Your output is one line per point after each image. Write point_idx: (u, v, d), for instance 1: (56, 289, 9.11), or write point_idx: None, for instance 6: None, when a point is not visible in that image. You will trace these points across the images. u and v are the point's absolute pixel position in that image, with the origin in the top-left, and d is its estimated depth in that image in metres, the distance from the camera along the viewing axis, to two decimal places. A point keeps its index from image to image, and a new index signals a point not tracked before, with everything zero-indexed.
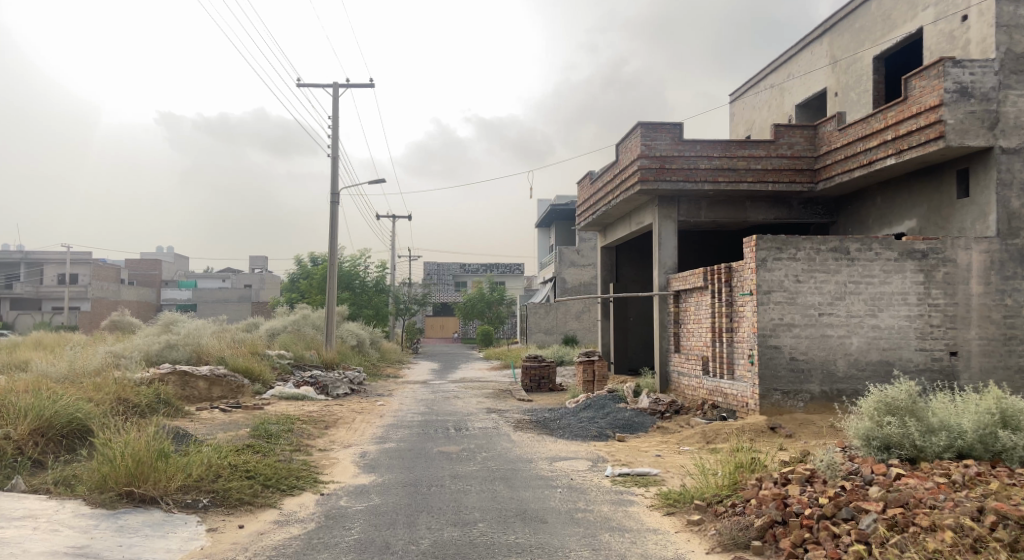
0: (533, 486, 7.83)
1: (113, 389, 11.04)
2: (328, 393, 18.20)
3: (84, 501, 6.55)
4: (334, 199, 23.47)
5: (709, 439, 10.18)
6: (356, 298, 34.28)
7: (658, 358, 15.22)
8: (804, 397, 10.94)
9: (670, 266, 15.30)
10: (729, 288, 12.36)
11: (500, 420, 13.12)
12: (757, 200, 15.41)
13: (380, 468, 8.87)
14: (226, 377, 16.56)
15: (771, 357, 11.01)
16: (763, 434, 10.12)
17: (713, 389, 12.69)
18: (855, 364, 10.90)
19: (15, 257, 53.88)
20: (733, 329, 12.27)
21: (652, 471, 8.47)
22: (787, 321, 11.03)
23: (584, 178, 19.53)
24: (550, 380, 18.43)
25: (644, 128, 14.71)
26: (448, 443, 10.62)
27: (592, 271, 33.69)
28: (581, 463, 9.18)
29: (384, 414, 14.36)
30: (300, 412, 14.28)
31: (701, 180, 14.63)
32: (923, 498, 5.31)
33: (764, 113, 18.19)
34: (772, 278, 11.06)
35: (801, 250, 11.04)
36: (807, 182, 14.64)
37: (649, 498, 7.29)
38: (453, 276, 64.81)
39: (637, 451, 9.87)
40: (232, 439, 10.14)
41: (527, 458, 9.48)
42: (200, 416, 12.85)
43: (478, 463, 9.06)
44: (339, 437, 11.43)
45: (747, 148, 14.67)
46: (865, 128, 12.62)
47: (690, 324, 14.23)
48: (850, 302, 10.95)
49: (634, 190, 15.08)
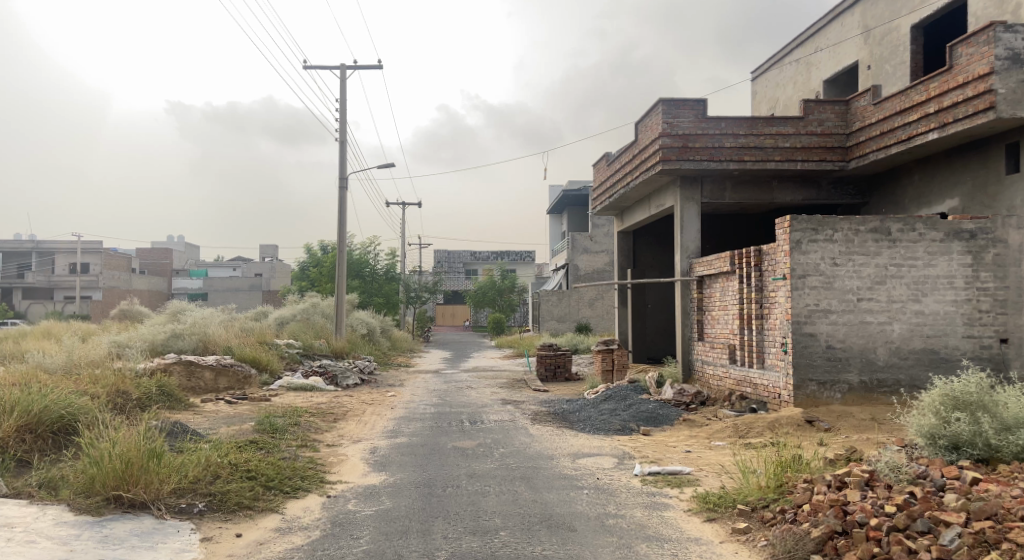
0: (557, 487, 7.20)
1: (111, 381, 10.52)
2: (338, 383, 17.65)
3: (68, 506, 5.96)
4: (343, 185, 22.89)
5: (742, 433, 9.55)
6: (366, 286, 33.78)
7: (681, 346, 14.54)
8: (842, 388, 10.25)
9: (694, 250, 14.62)
10: (759, 272, 11.67)
11: (517, 412, 12.51)
12: (785, 180, 14.69)
13: (391, 467, 8.27)
14: (232, 367, 16.03)
15: (806, 345, 10.32)
16: (801, 429, 9.46)
17: (741, 379, 12.04)
18: (897, 353, 10.20)
19: (26, 246, 53.40)
20: (764, 316, 11.59)
21: (684, 469, 7.82)
22: (824, 307, 10.33)
23: (600, 161, 18.82)
24: (566, 369, 17.81)
25: (666, 105, 14.00)
26: (464, 438, 10.01)
27: (606, 258, 32.97)
28: (606, 460, 8.57)
29: (396, 405, 13.77)
30: (308, 403, 13.75)
31: (726, 159, 13.93)
32: (1013, 508, 4.76)
33: (789, 89, 17.40)
34: (807, 261, 10.37)
35: (838, 231, 10.34)
36: (839, 160, 13.88)
37: (685, 501, 6.66)
38: (463, 264, 64.23)
39: (666, 448, 9.23)
40: (234, 435, 9.57)
41: (548, 454, 8.86)
42: (204, 409, 12.32)
43: (496, 461, 8.45)
44: (347, 431, 10.85)
45: (775, 125, 13.94)
46: (905, 101, 11.90)
47: (715, 310, 13.55)
48: (892, 286, 10.24)
49: (656, 171, 14.35)
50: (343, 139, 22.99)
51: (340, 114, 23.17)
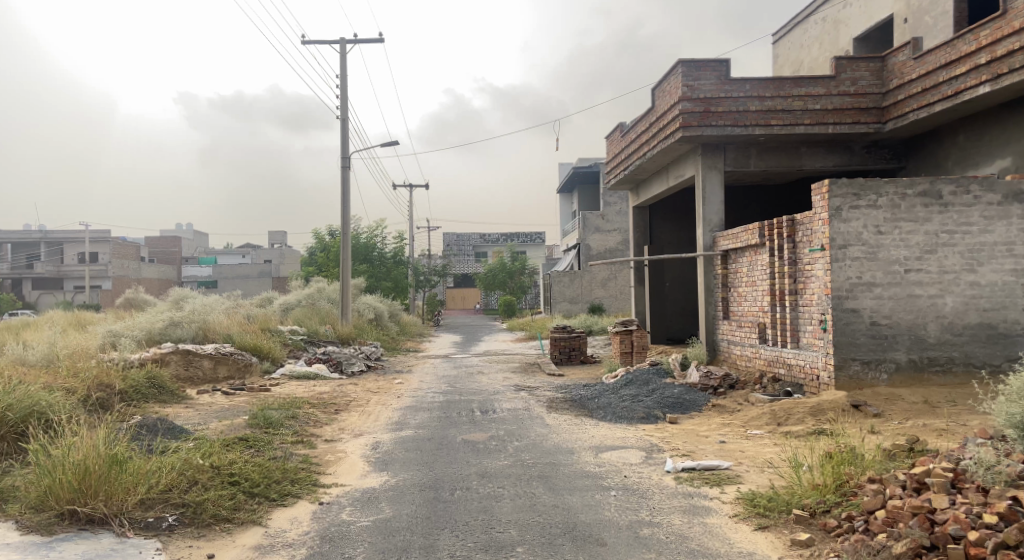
0: (579, 489, 6.33)
1: (93, 373, 9.73)
2: (342, 370, 16.84)
3: (16, 523, 5.16)
4: (345, 164, 22.00)
5: (780, 420, 8.66)
6: (374, 271, 32.92)
7: (704, 325, 13.65)
8: (888, 367, 9.33)
9: (717, 223, 13.71)
10: (792, 244, 10.70)
11: (531, 399, 11.66)
12: (815, 145, 13.71)
13: (393, 466, 7.42)
14: (233, 355, 15.29)
15: (848, 322, 9.39)
16: (846, 414, 8.54)
17: (773, 359, 11.12)
18: (950, 329, 9.27)
19: (36, 236, 52.98)
20: (799, 291, 10.63)
21: (722, 464, 6.93)
22: (867, 279, 9.38)
23: (614, 132, 17.82)
24: (581, 352, 16.96)
25: (686, 67, 13.03)
26: (474, 431, 9.16)
27: (619, 236, 31.93)
28: (633, 453, 7.69)
29: (404, 394, 12.94)
30: (310, 393, 12.95)
31: (751, 124, 12.98)
32: None
33: (814, 50, 16.32)
34: (848, 230, 9.40)
35: (883, 196, 9.36)
36: (874, 122, 12.86)
37: (729, 504, 5.77)
38: (473, 246, 63.10)
39: (697, 439, 8.36)
40: (223, 432, 8.77)
41: (567, 448, 8.00)
42: (198, 402, 11.53)
43: (510, 457, 7.60)
44: (349, 424, 10.02)
45: (804, 86, 12.92)
46: (950, 53, 11.05)
47: (741, 286, 12.61)
48: (944, 255, 9.29)
49: (675, 138, 13.43)
50: (344, 117, 22.07)
51: (341, 90, 22.23)
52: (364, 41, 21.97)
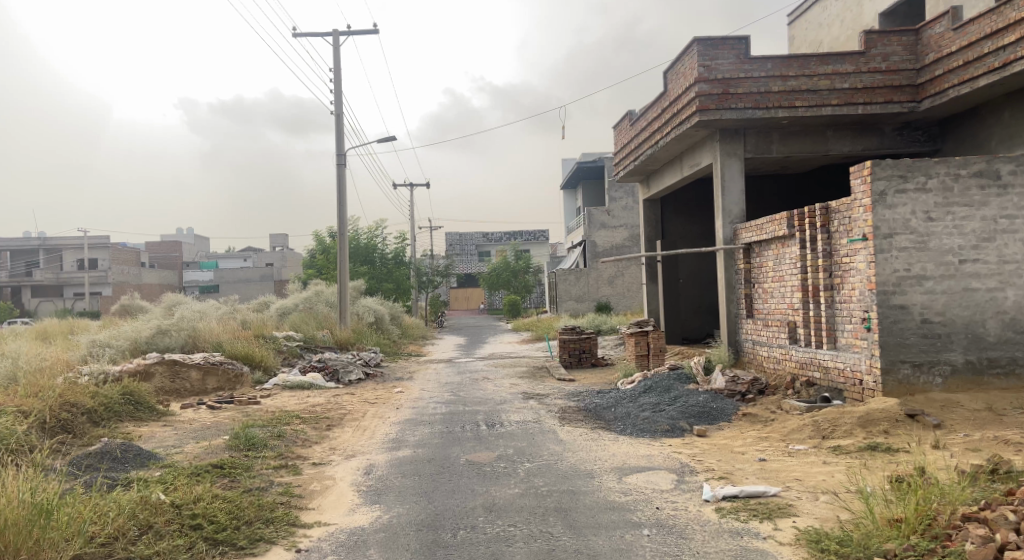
0: (605, 527, 5.38)
1: (56, 392, 8.77)
2: (339, 379, 15.83)
3: None
4: (341, 162, 21.01)
5: (826, 433, 7.66)
6: (375, 272, 31.88)
7: (726, 325, 12.65)
8: (943, 370, 8.32)
9: (737, 214, 12.72)
10: (827, 235, 9.70)
11: (541, 410, 10.65)
12: (842, 128, 12.74)
13: (388, 497, 6.42)
14: (222, 365, 14.33)
15: (896, 321, 8.37)
16: (902, 425, 7.54)
17: (805, 362, 10.13)
18: (1011, 326, 8.30)
19: (34, 244, 51.91)
20: (835, 287, 9.63)
21: (770, 490, 5.95)
22: (917, 272, 8.38)
23: (622, 121, 16.84)
24: (592, 355, 15.96)
25: (701, 46, 12.13)
26: (480, 449, 8.18)
27: (625, 232, 30.91)
28: (662, 477, 6.70)
29: (403, 405, 11.95)
30: (302, 406, 11.94)
31: (773, 106, 12.04)
32: None
33: (835, 27, 15.33)
34: (894, 217, 8.41)
35: (933, 177, 8.37)
36: (909, 101, 11.86)
37: (788, 547, 4.82)
38: (477, 246, 61.88)
39: (732, 456, 7.35)
40: (198, 456, 7.79)
41: (586, 471, 7.01)
42: (178, 418, 10.54)
43: (521, 484, 6.61)
44: (341, 442, 9.04)
45: (831, 63, 11.94)
46: (996, 21, 10.06)
47: (767, 282, 11.60)
48: (1003, 244, 8.34)
49: (691, 124, 12.48)
50: (338, 112, 21.14)
51: (335, 85, 21.30)
52: (358, 32, 20.96)
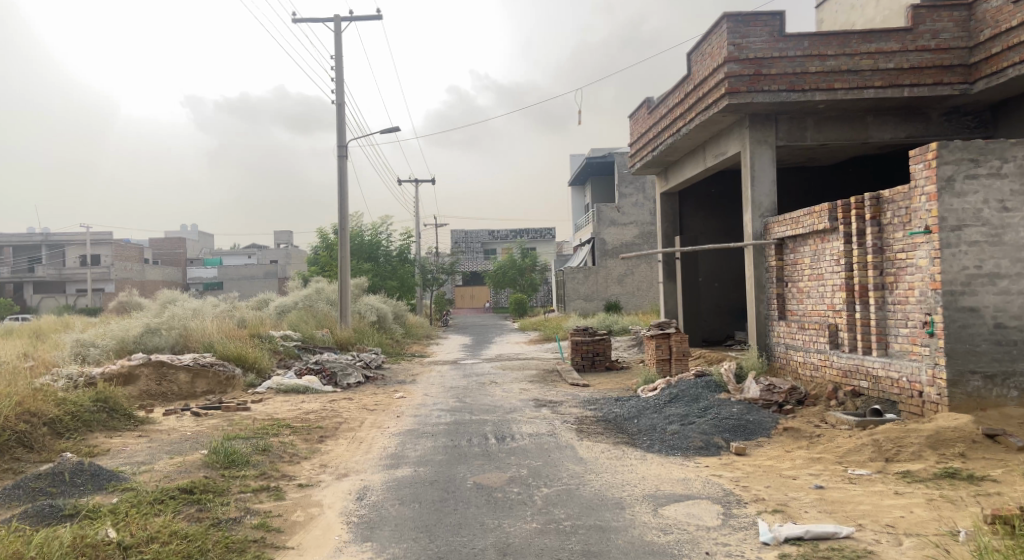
0: None
1: (14, 400, 7.78)
2: (337, 382, 14.83)
3: None
4: (342, 153, 20.02)
5: (890, 455, 6.62)
6: (379, 270, 30.84)
7: (755, 327, 11.60)
8: (1018, 383, 7.29)
9: (768, 207, 11.66)
10: (877, 228, 8.65)
11: (555, 421, 9.61)
12: (883, 113, 11.69)
13: (384, 532, 5.44)
14: (212, 367, 13.35)
15: (965, 325, 7.33)
16: (979, 448, 6.50)
17: (849, 369, 9.09)
18: None
19: (37, 240, 51.02)
20: (886, 286, 8.58)
21: (842, 530, 4.91)
22: (990, 270, 7.33)
23: (639, 110, 15.81)
24: (606, 357, 14.92)
25: (732, 22, 11.08)
26: (489, 470, 7.15)
27: (635, 229, 29.83)
28: (707, 509, 5.67)
29: (404, 413, 10.92)
30: (293, 413, 10.92)
31: (810, 88, 10.98)
32: None
33: (870, 7, 14.25)
34: (964, 207, 7.37)
35: (1009, 161, 7.34)
36: (960, 83, 10.78)
37: None
38: (482, 244, 60.80)
39: (782, 482, 6.31)
40: (167, 476, 6.81)
41: (615, 500, 5.97)
42: (156, 427, 9.54)
43: (539, 517, 5.59)
44: (333, 458, 8.03)
45: (874, 41, 10.86)
46: None
47: (803, 281, 10.54)
48: None
49: (719, 107, 11.44)
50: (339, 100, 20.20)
51: (336, 72, 20.34)
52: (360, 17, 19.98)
